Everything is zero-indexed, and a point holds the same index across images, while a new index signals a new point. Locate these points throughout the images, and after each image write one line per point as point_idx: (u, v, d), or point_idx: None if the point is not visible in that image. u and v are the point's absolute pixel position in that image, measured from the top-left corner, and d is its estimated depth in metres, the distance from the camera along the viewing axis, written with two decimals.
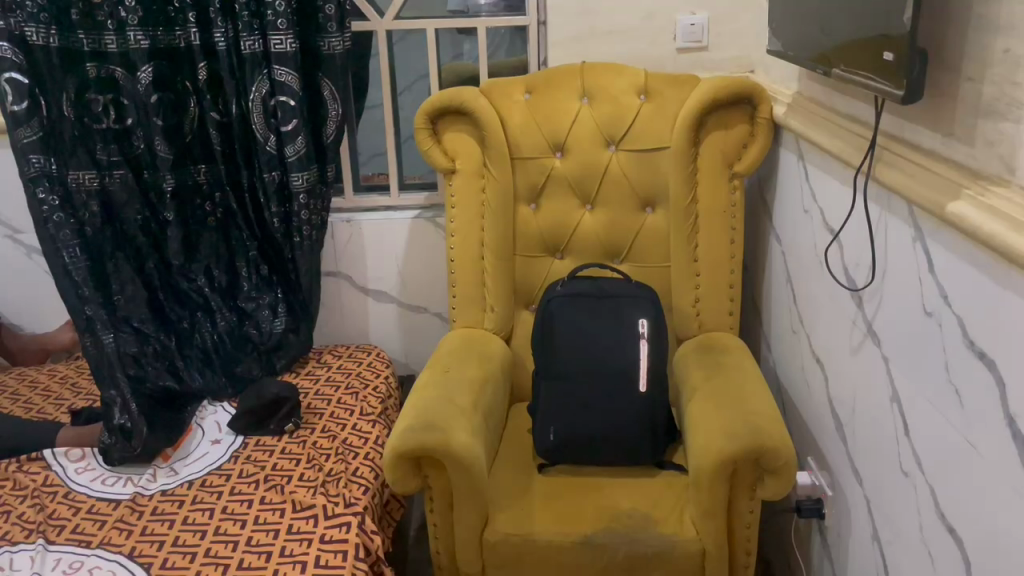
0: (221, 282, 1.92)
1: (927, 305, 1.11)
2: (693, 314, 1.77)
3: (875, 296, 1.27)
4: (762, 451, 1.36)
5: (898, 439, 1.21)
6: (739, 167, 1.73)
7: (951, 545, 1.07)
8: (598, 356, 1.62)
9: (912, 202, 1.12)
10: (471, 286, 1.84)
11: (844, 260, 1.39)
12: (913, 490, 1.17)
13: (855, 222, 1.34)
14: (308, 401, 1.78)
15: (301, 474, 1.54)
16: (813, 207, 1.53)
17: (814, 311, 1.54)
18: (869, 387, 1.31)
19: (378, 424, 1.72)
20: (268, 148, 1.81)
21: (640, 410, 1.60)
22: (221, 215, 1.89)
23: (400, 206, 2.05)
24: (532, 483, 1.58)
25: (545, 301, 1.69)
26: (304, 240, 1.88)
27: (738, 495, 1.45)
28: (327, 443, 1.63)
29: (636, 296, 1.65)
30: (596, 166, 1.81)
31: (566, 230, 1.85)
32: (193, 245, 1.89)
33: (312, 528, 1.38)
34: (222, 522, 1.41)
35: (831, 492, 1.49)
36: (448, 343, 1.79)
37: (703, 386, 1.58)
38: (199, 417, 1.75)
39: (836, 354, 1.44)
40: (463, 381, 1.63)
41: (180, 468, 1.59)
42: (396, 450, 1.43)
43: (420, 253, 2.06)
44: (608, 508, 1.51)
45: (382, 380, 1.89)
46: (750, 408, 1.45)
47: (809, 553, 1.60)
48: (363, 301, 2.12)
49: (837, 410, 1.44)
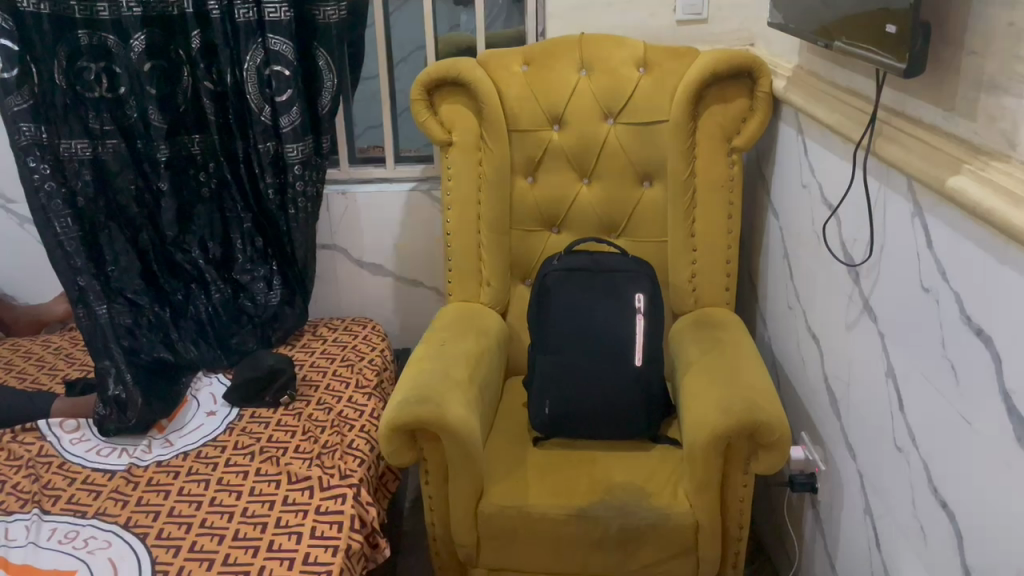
0: (215, 254, 1.89)
1: (925, 280, 1.11)
2: (689, 289, 1.77)
3: (872, 272, 1.27)
4: (757, 426, 1.37)
5: (892, 413, 1.21)
6: (738, 141, 1.71)
7: (944, 519, 1.07)
8: (593, 329, 1.61)
9: (912, 177, 1.12)
10: (468, 260, 1.83)
11: (842, 237, 1.38)
12: (906, 465, 1.17)
13: (854, 198, 1.32)
14: (304, 373, 1.78)
15: (297, 445, 1.53)
16: (812, 181, 1.52)
17: (812, 287, 1.53)
18: (865, 363, 1.31)
19: (374, 397, 1.71)
20: (263, 119, 1.78)
21: (637, 386, 1.59)
22: (216, 185, 1.86)
23: (397, 178, 2.03)
24: (527, 457, 1.59)
25: (542, 275, 1.68)
26: (300, 213, 1.85)
27: (732, 469, 1.45)
28: (322, 415, 1.63)
29: (633, 272, 1.65)
30: (595, 139, 1.80)
31: (564, 203, 1.83)
32: (188, 215, 1.86)
33: (307, 499, 1.39)
34: (217, 493, 1.42)
35: (824, 467, 1.49)
36: (444, 317, 1.79)
37: (699, 362, 1.58)
38: (195, 388, 1.74)
39: (833, 330, 1.44)
40: (458, 355, 1.63)
41: (176, 439, 1.59)
42: (395, 420, 1.44)
43: (416, 226, 2.04)
44: (602, 481, 1.52)
45: (377, 353, 1.88)
46: (745, 384, 1.45)
47: (800, 527, 1.60)
48: (358, 274, 2.09)
49: (832, 385, 1.44)
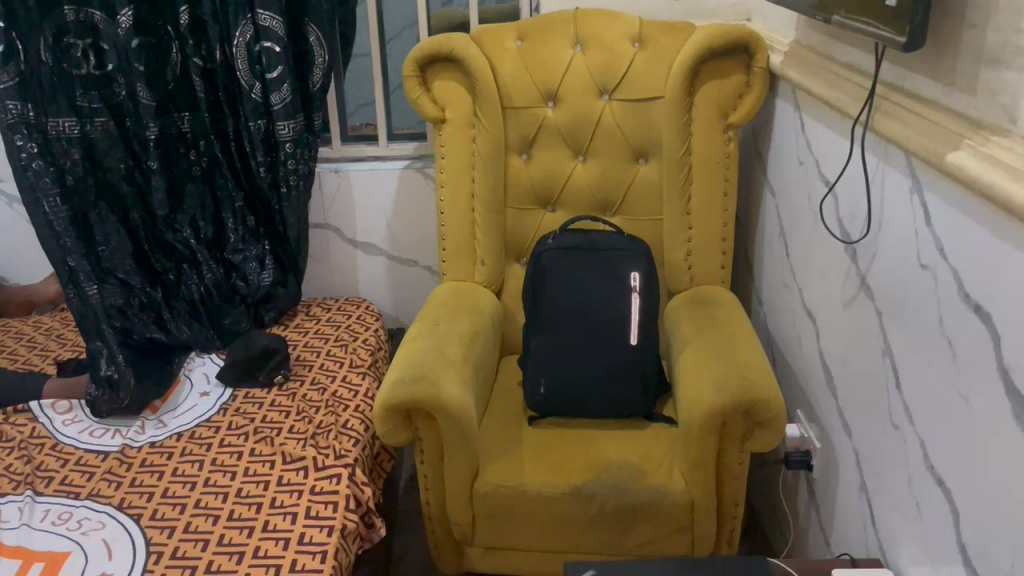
0: (207, 233, 1.84)
1: (923, 257, 1.11)
2: (684, 267, 1.77)
3: (869, 249, 1.27)
4: (752, 404, 1.37)
5: (889, 391, 1.21)
6: (735, 117, 1.70)
7: (940, 496, 1.08)
8: (588, 308, 1.60)
9: (912, 153, 1.11)
10: (462, 239, 1.82)
11: (839, 214, 1.37)
12: (902, 442, 1.18)
13: (851, 175, 1.31)
14: (297, 354, 1.77)
15: (291, 425, 1.53)
16: (810, 157, 1.51)
17: (808, 264, 1.53)
18: (861, 340, 1.30)
19: (368, 376, 1.70)
20: (253, 96, 1.76)
21: (632, 365, 1.59)
22: (206, 164, 1.82)
23: (389, 156, 2.01)
24: (522, 436, 1.58)
25: (536, 254, 1.66)
26: (292, 191, 1.84)
27: (728, 448, 1.45)
28: (316, 395, 1.62)
29: (629, 250, 1.63)
30: (590, 116, 1.77)
31: (559, 181, 1.82)
32: (179, 194, 1.82)
33: (302, 479, 1.38)
34: (212, 474, 1.41)
35: (820, 444, 1.49)
36: (438, 297, 1.77)
37: (694, 340, 1.58)
38: (187, 368, 1.73)
39: (829, 308, 1.43)
40: (453, 335, 1.62)
41: (169, 420, 1.57)
42: (390, 399, 1.43)
43: (409, 205, 2.02)
44: (598, 460, 1.52)
45: (371, 333, 1.87)
46: (740, 362, 1.45)
47: (795, 504, 1.61)
48: (351, 254, 2.07)
49: (829, 363, 1.44)
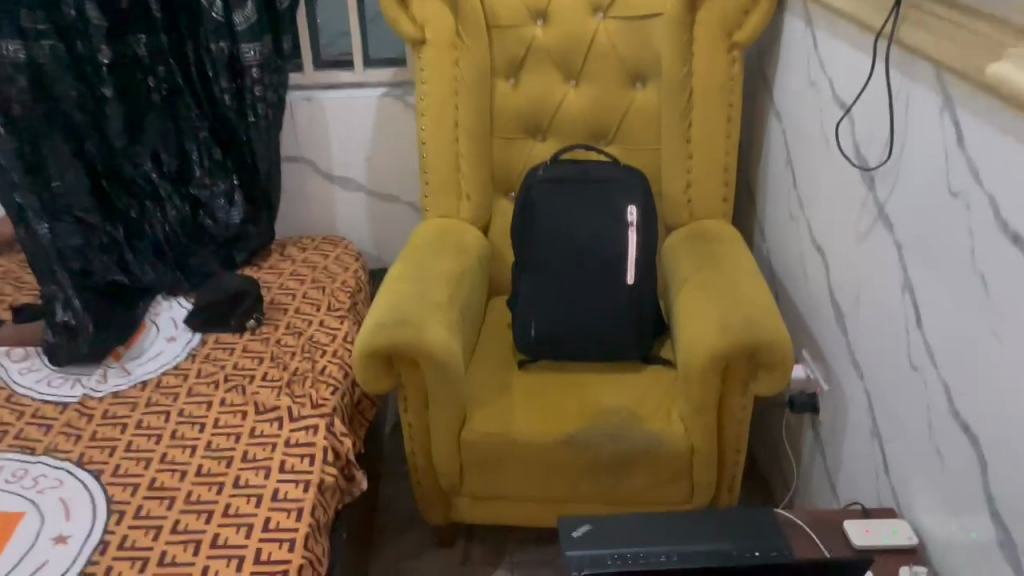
0: (171, 167, 1.71)
1: (954, 183, 0.99)
2: (683, 201, 1.66)
3: (889, 176, 1.15)
4: (758, 346, 1.28)
5: (907, 330, 1.12)
6: (740, 35, 1.56)
7: (965, 444, 0.99)
8: (581, 244, 1.50)
9: (943, 65, 0.99)
10: (445, 171, 1.69)
11: (855, 138, 1.25)
12: (922, 385, 1.09)
13: (871, 94, 1.19)
14: (272, 296, 1.66)
15: (264, 373, 1.43)
16: (822, 77, 1.38)
17: (818, 195, 1.41)
18: (877, 275, 1.20)
19: (348, 320, 1.60)
20: (214, 15, 1.60)
21: (629, 305, 1.49)
22: (166, 91, 1.67)
23: (366, 84, 1.87)
24: (512, 382, 1.49)
25: (526, 188, 1.54)
26: (260, 120, 1.70)
27: (731, 392, 1.36)
28: (292, 341, 1.52)
29: (627, 181, 1.51)
30: (582, 36, 1.63)
31: (549, 108, 1.69)
32: (138, 124, 1.67)
33: (276, 431, 1.29)
34: (179, 426, 1.32)
35: (827, 386, 1.41)
36: (421, 234, 1.66)
37: (694, 277, 1.48)
38: (153, 313, 1.61)
39: (841, 241, 1.33)
40: (436, 274, 1.51)
41: (133, 367, 1.47)
42: (370, 344, 1.33)
43: (389, 136, 1.88)
44: (593, 405, 1.43)
45: (351, 273, 1.75)
46: (745, 301, 1.35)
47: (799, 449, 1.53)
48: (329, 189, 1.94)
49: (839, 300, 1.35)
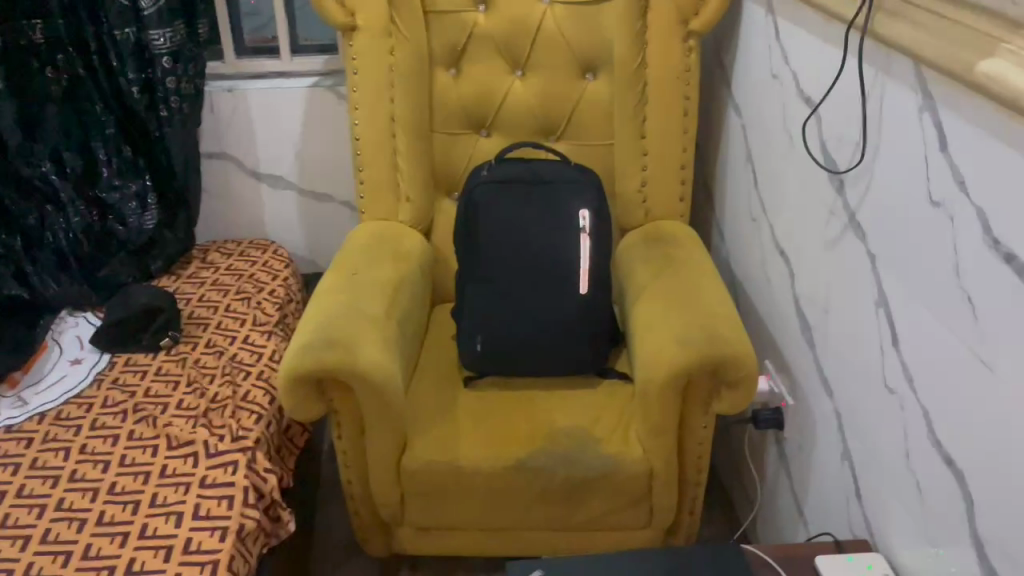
0: (75, 167, 1.52)
1: (935, 192, 0.90)
2: (638, 200, 1.55)
3: (861, 180, 1.06)
4: (721, 363, 1.18)
5: (883, 349, 1.03)
6: (696, 23, 1.45)
7: (949, 478, 0.91)
8: (530, 251, 1.38)
9: (924, 62, 0.89)
10: (382, 170, 1.56)
11: (822, 137, 1.16)
12: (899, 410, 1.00)
13: (840, 91, 1.09)
14: (191, 310, 1.51)
15: (180, 401, 1.28)
16: (785, 70, 1.28)
17: (782, 196, 1.32)
18: (848, 288, 1.11)
19: (275, 336, 1.46)
20: None
21: (582, 317, 1.38)
22: (66, 83, 1.48)
23: (294, 73, 1.72)
24: (457, 401, 1.37)
25: (469, 189, 1.41)
26: (173, 115, 1.54)
27: (691, 410, 1.27)
28: (212, 361, 1.37)
29: (580, 182, 1.39)
30: (528, 22, 1.50)
31: (493, 101, 1.56)
32: (34, 118, 1.48)
33: (190, 470, 1.15)
34: (80, 465, 1.16)
35: (792, 401, 1.32)
36: (356, 239, 1.52)
37: (652, 285, 1.37)
38: (56, 332, 1.45)
39: (807, 247, 1.24)
40: (372, 285, 1.38)
41: (31, 397, 1.30)
42: (295, 368, 1.20)
43: (320, 130, 1.73)
44: (544, 427, 1.32)
45: (280, 283, 1.61)
46: (707, 312, 1.25)
47: (763, 464, 1.45)
48: (255, 188, 1.79)
49: (805, 311, 1.26)
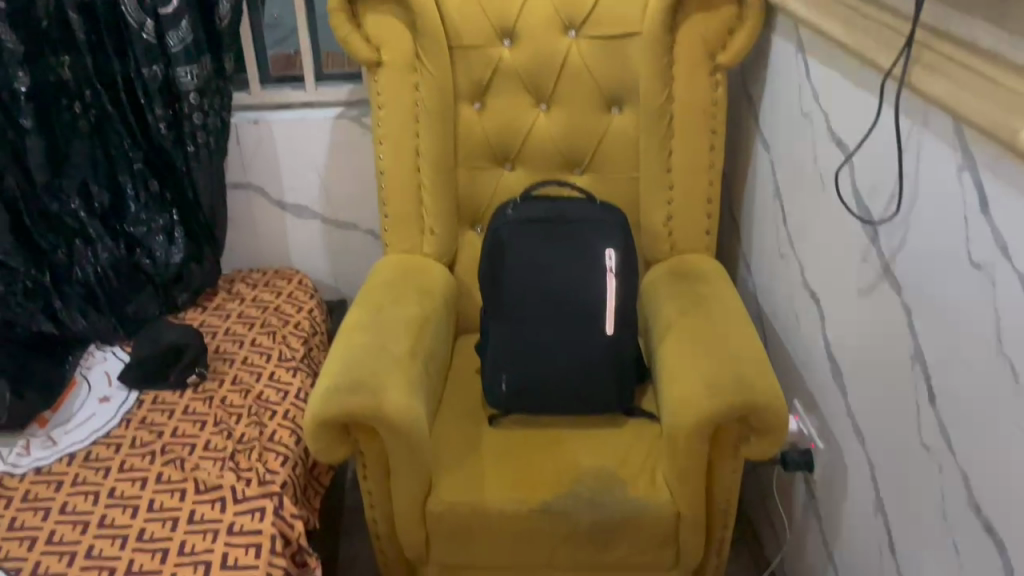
0: (102, 201, 1.53)
1: (976, 254, 0.88)
2: (664, 235, 1.53)
3: (896, 232, 1.04)
4: (751, 410, 1.17)
5: (919, 405, 1.01)
6: (724, 57, 1.43)
7: (988, 545, 0.89)
8: (555, 290, 1.37)
9: (965, 121, 0.87)
10: (407, 204, 1.56)
11: (856, 183, 1.14)
12: (937, 469, 0.98)
13: (875, 139, 1.08)
14: (216, 344, 1.51)
15: (206, 442, 1.29)
16: (816, 110, 1.26)
17: (812, 237, 1.30)
18: (882, 338, 1.10)
19: (301, 372, 1.46)
20: (145, 36, 1.43)
21: (608, 356, 1.37)
22: (94, 118, 1.49)
23: (320, 102, 1.72)
24: (483, 440, 1.37)
25: (494, 227, 1.41)
26: (200, 150, 1.54)
27: (720, 454, 1.25)
28: (238, 400, 1.37)
29: (605, 222, 1.40)
30: (553, 57, 1.50)
31: (518, 135, 1.55)
32: (62, 154, 1.48)
33: (218, 516, 1.15)
34: (109, 510, 1.17)
35: (822, 444, 1.31)
36: (381, 274, 1.52)
37: (678, 324, 1.36)
38: (85, 367, 1.47)
39: (838, 292, 1.22)
40: (397, 324, 1.38)
41: (60, 437, 1.31)
42: (322, 413, 1.20)
43: (344, 161, 1.73)
44: (570, 468, 1.31)
45: (305, 315, 1.61)
46: (735, 356, 1.24)
47: (791, 504, 1.43)
48: (280, 217, 1.79)
49: (836, 355, 1.24)
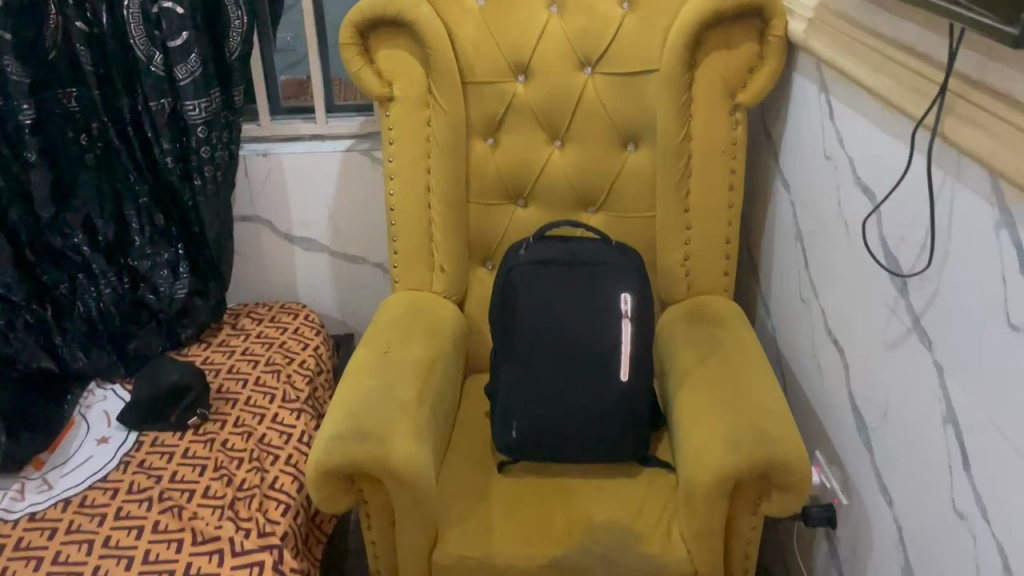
0: (107, 235, 1.50)
1: (1015, 317, 0.84)
2: (681, 276, 1.49)
3: (927, 286, 1.00)
4: (772, 467, 1.12)
5: (951, 469, 0.96)
6: (744, 96, 1.40)
7: None
8: (569, 334, 1.32)
9: (1003, 177, 0.83)
10: (417, 241, 1.52)
11: (883, 232, 1.09)
12: (970, 538, 0.93)
13: (904, 188, 1.03)
14: (219, 383, 1.47)
15: (206, 489, 1.25)
16: (840, 153, 1.22)
17: (835, 284, 1.26)
18: (911, 395, 1.05)
19: (305, 414, 1.42)
20: (154, 69, 1.41)
21: (623, 403, 1.32)
22: (101, 151, 1.47)
23: (331, 134, 1.68)
24: (492, 489, 1.32)
25: (506, 268, 1.38)
26: (207, 184, 1.52)
27: (739, 510, 1.20)
28: (240, 444, 1.34)
29: (621, 265, 1.36)
30: (569, 93, 1.46)
31: (532, 171, 1.51)
32: (68, 188, 1.46)
33: (215, 570, 1.11)
34: (103, 561, 1.12)
35: (845, 499, 1.25)
36: (390, 312, 1.48)
37: (696, 371, 1.31)
38: (84, 406, 1.43)
39: (863, 343, 1.17)
40: (405, 366, 1.34)
41: (56, 480, 1.27)
42: (325, 463, 1.15)
43: (354, 194, 1.70)
44: (582, 520, 1.26)
45: (310, 353, 1.57)
46: (756, 407, 1.19)
47: (813, 558, 1.38)
48: (288, 250, 1.76)
49: (861, 409, 1.19)
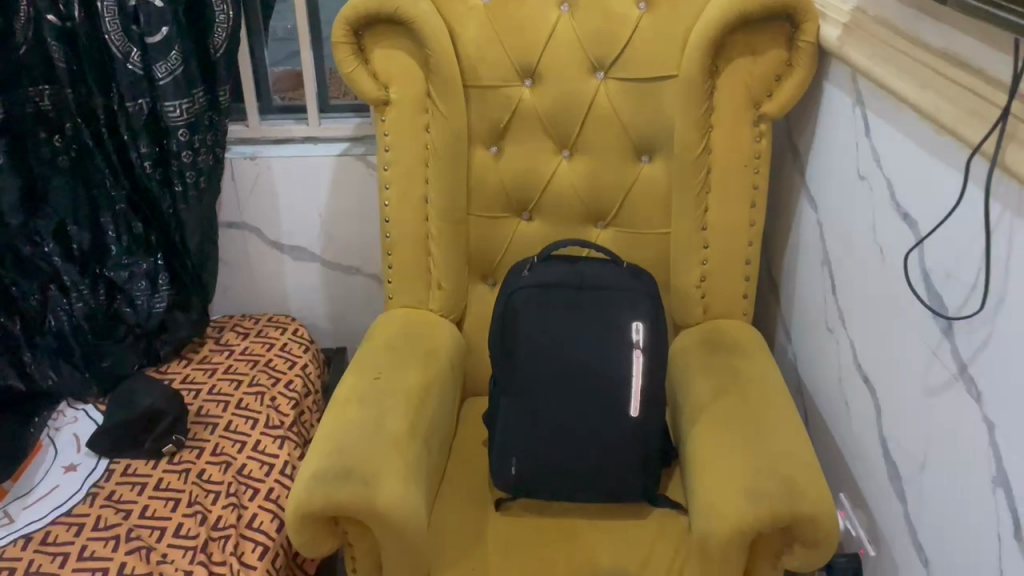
0: (81, 244, 1.40)
1: None
2: (697, 298, 1.38)
3: (977, 332, 0.89)
4: (794, 522, 1.02)
5: (1001, 539, 0.86)
6: (769, 107, 1.29)
7: None
8: (574, 364, 1.22)
9: None
10: (413, 255, 1.42)
11: (926, 267, 0.99)
12: None
13: (953, 221, 0.92)
14: (199, 406, 1.38)
15: (178, 527, 1.15)
16: (876, 174, 1.11)
17: (867, 316, 1.15)
18: (954, 449, 0.94)
19: (288, 443, 1.32)
20: (131, 67, 1.30)
21: (632, 439, 1.22)
22: (76, 155, 1.37)
23: (323, 138, 1.58)
24: (489, 529, 1.22)
25: (507, 291, 1.27)
26: (188, 191, 1.42)
27: (757, 562, 1.10)
28: (218, 475, 1.24)
29: (633, 291, 1.25)
30: (579, 99, 1.35)
31: (537, 183, 1.40)
32: (39, 193, 1.36)
33: None
34: None
35: (874, 551, 1.15)
36: (382, 332, 1.38)
37: (712, 406, 1.21)
38: (54, 428, 1.35)
39: (899, 386, 1.06)
40: (397, 395, 1.23)
41: (18, 513, 1.17)
42: (306, 506, 1.05)
43: (347, 202, 1.60)
44: (586, 568, 1.16)
45: (298, 372, 1.47)
46: (778, 452, 1.09)
47: None
48: (277, 260, 1.66)
49: (894, 456, 1.08)
